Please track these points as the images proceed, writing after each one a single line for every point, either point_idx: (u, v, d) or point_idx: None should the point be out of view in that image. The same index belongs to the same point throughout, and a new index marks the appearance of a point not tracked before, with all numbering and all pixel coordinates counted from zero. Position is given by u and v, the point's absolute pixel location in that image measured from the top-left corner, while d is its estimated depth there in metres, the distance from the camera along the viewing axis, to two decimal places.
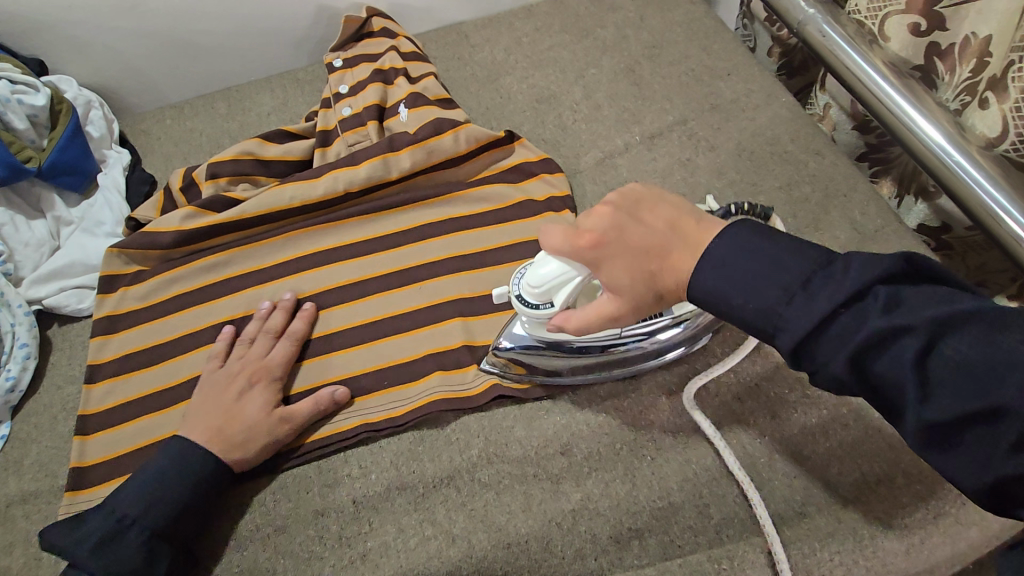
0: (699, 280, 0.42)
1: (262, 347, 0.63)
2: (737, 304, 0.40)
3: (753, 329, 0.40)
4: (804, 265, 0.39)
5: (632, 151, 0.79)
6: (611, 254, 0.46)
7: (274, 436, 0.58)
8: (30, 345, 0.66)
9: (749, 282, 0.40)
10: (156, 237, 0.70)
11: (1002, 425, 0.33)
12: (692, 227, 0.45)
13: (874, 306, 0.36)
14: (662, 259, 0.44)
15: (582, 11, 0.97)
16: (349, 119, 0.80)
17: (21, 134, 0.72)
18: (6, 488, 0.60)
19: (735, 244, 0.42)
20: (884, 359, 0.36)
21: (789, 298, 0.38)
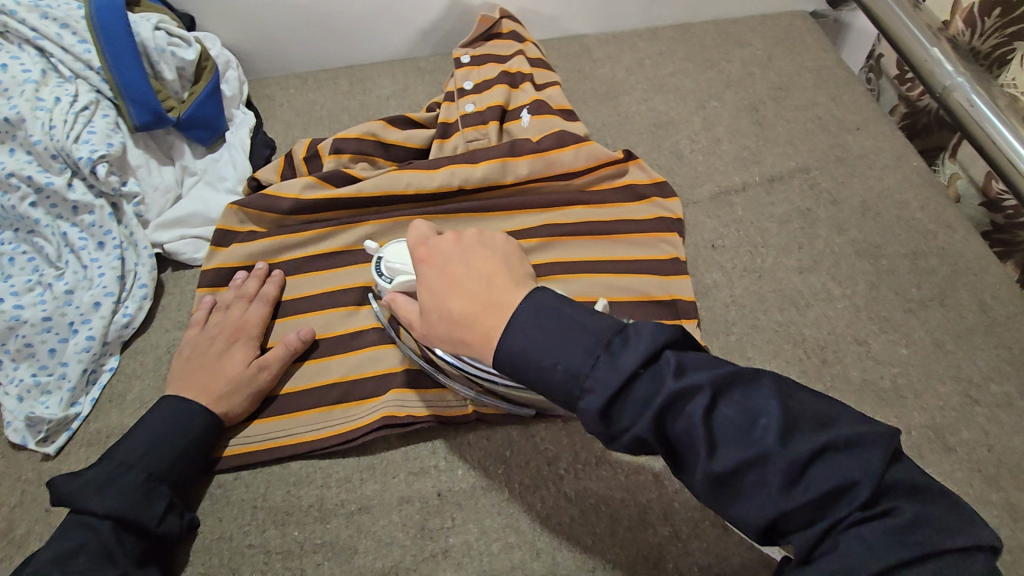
0: (506, 342, 0.42)
1: (237, 303, 0.66)
2: (546, 367, 0.40)
3: (561, 399, 0.40)
4: (602, 329, 0.40)
5: (750, 191, 0.77)
6: (437, 275, 0.48)
7: (255, 387, 0.60)
8: (148, 287, 0.68)
9: (555, 344, 0.40)
10: (274, 201, 0.71)
11: (768, 470, 0.36)
12: (505, 286, 0.45)
13: (672, 373, 0.39)
14: (466, 302, 0.45)
15: (708, 42, 0.96)
16: (471, 115, 0.80)
17: (168, 84, 0.75)
18: (109, 419, 0.62)
19: (532, 303, 0.43)
20: (682, 421, 0.38)
21: (592, 368, 0.39)
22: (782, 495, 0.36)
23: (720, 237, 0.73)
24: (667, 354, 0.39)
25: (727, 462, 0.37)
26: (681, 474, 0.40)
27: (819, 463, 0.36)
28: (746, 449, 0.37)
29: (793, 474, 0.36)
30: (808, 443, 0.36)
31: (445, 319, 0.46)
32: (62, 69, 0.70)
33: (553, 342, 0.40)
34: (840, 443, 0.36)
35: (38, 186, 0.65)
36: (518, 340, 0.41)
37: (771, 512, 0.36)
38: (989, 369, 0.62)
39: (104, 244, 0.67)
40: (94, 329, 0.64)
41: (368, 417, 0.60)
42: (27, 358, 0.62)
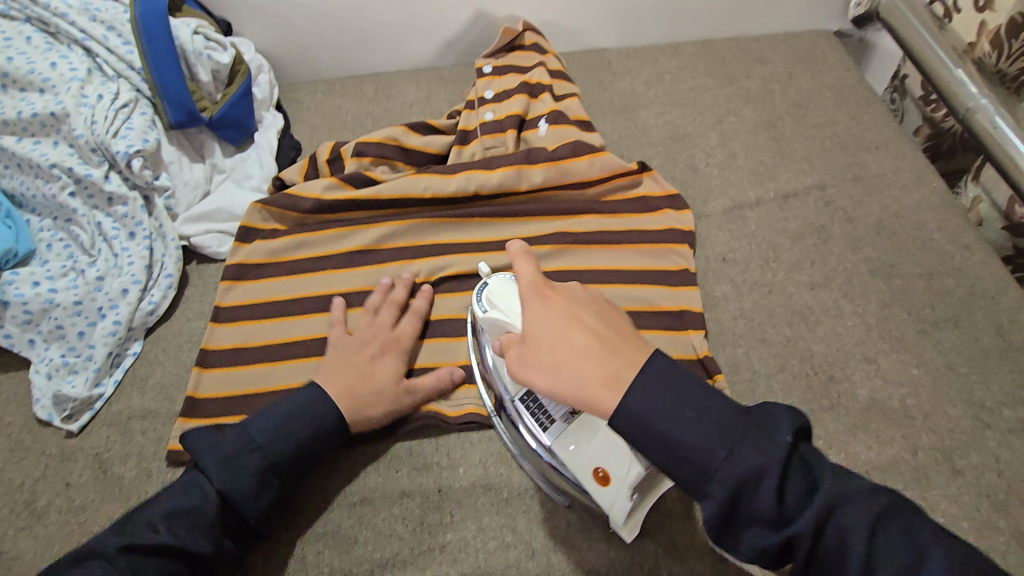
0: (633, 402, 0.40)
1: (394, 318, 0.65)
2: (683, 438, 0.39)
3: (686, 470, 0.39)
4: (723, 408, 0.40)
5: (764, 206, 0.77)
6: (557, 310, 0.45)
7: (397, 407, 0.59)
8: (173, 277, 0.71)
9: (677, 407, 0.40)
10: (296, 200, 0.74)
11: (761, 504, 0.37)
12: (630, 343, 0.43)
13: (742, 440, 0.38)
14: (589, 343, 0.43)
15: (728, 58, 0.97)
16: (490, 123, 0.82)
17: (203, 85, 0.79)
18: (130, 401, 0.65)
19: (664, 373, 0.41)
20: (718, 482, 0.37)
21: (727, 452, 0.38)
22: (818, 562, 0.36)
23: (731, 250, 0.74)
24: (792, 442, 0.38)
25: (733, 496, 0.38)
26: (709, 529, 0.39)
27: (830, 522, 0.36)
28: (738, 484, 0.37)
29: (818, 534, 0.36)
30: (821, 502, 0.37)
31: (554, 350, 0.44)
32: (106, 69, 0.74)
33: (682, 405, 0.40)
34: (860, 512, 0.36)
35: (78, 178, 0.69)
36: (645, 401, 0.40)
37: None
38: (1003, 395, 0.60)
39: (135, 235, 0.70)
40: (121, 314, 0.67)
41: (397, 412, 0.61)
42: (57, 338, 0.66)
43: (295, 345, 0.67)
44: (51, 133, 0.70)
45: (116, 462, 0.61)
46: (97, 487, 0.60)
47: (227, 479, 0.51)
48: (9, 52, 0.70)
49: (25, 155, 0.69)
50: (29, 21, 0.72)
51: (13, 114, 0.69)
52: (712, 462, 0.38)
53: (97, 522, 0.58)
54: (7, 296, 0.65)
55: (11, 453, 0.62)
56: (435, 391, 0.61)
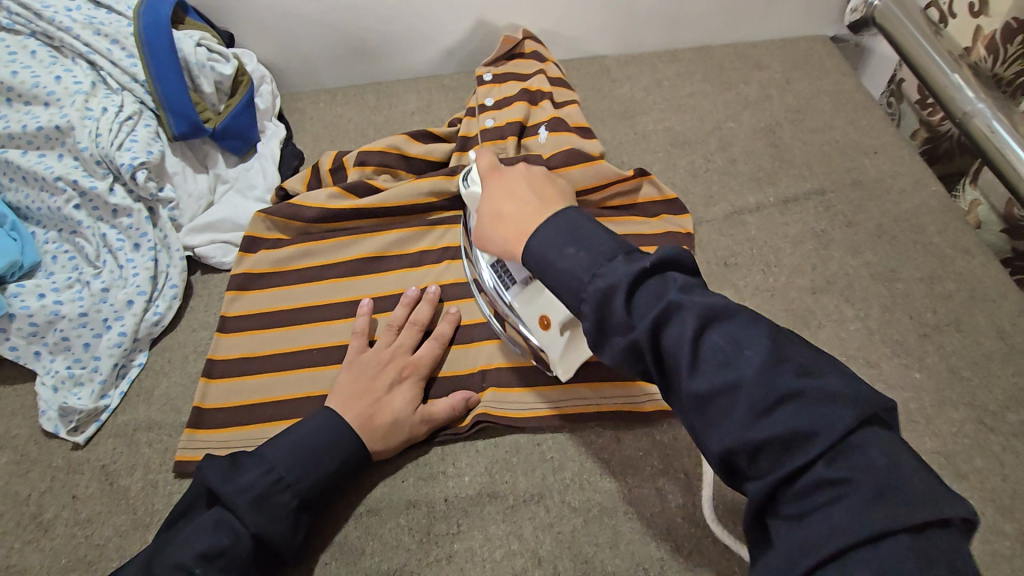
0: (535, 242, 0.46)
1: (412, 342, 0.64)
2: (566, 262, 0.44)
3: (570, 290, 0.43)
4: (621, 245, 0.44)
5: (764, 212, 0.78)
6: (498, 186, 0.56)
7: (411, 436, 0.59)
8: (178, 287, 0.72)
9: (581, 238, 0.44)
10: (300, 210, 0.75)
11: (740, 395, 0.36)
12: (553, 200, 0.52)
13: (670, 288, 0.40)
14: (512, 207, 0.53)
15: (727, 64, 0.98)
16: (490, 130, 0.83)
17: (206, 96, 0.79)
18: (136, 412, 0.65)
19: (568, 216, 0.46)
20: (670, 335, 0.39)
21: (595, 275, 0.42)
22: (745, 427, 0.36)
23: (733, 255, 0.74)
24: (650, 268, 0.41)
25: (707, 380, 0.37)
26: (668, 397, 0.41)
27: (786, 405, 0.35)
28: (701, 383, 0.38)
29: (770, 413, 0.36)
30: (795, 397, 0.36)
31: (493, 219, 0.54)
32: (110, 81, 0.74)
33: (571, 242, 0.44)
34: (824, 417, 0.35)
35: (83, 190, 0.70)
36: (546, 240, 0.45)
37: (730, 440, 0.37)
38: (1005, 398, 0.61)
39: (140, 246, 0.71)
40: (126, 326, 0.67)
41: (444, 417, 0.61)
42: (63, 350, 0.66)
43: (301, 354, 0.67)
44: (56, 146, 0.70)
45: (123, 473, 0.61)
46: (104, 499, 0.60)
47: (262, 521, 0.50)
48: (14, 66, 0.70)
49: (30, 169, 0.69)
50: (34, 35, 0.73)
51: (18, 128, 0.69)
52: (584, 284, 0.42)
53: (104, 534, 0.58)
54: (12, 308, 0.65)
55: (17, 465, 0.62)
56: (450, 417, 0.61)
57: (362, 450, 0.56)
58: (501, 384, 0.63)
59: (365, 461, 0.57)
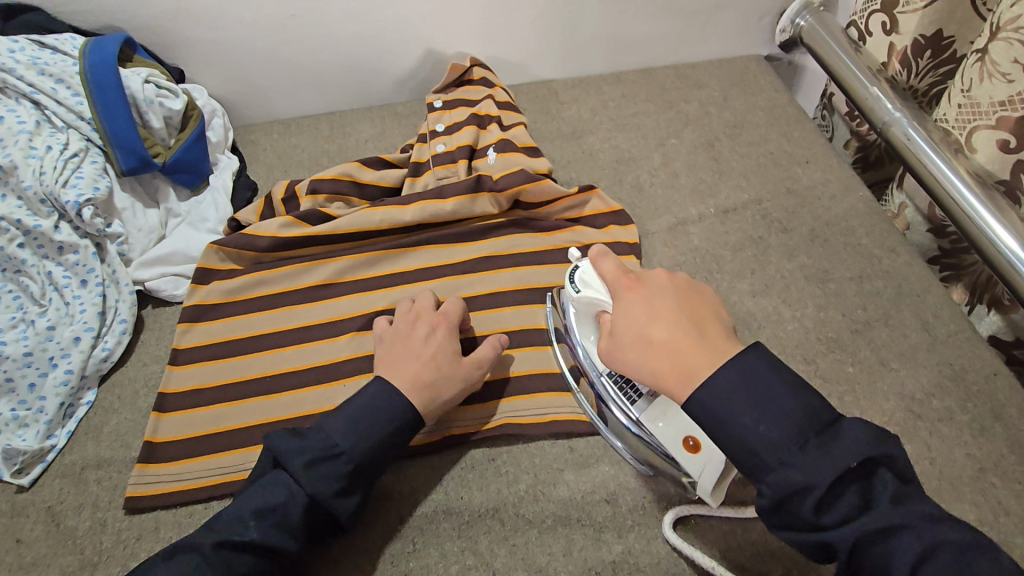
0: (704, 397, 0.42)
1: (434, 304, 0.67)
2: (746, 425, 0.41)
3: (743, 459, 0.41)
4: (789, 409, 0.41)
5: (706, 222, 0.81)
6: (642, 302, 0.48)
7: (467, 381, 0.61)
8: (127, 322, 0.71)
9: (762, 401, 0.41)
10: (252, 239, 0.75)
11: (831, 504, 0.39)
12: (717, 334, 0.45)
13: (786, 406, 0.41)
14: (672, 336, 0.45)
15: (668, 85, 1.03)
16: (441, 154, 0.85)
17: (155, 131, 0.80)
18: (84, 450, 0.64)
19: (753, 362, 0.42)
20: (770, 477, 0.40)
21: (781, 460, 0.40)
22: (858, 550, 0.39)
23: (676, 264, 0.77)
24: (824, 436, 0.40)
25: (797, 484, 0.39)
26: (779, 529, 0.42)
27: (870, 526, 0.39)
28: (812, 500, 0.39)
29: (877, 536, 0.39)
30: (907, 534, 0.39)
31: (637, 345, 0.46)
32: (55, 120, 0.75)
33: (755, 407, 0.41)
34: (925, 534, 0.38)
35: (26, 229, 0.69)
36: (716, 398, 0.42)
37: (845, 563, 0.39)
38: (932, 387, 0.64)
39: (87, 282, 0.70)
40: (73, 363, 0.66)
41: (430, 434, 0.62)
42: (7, 393, 0.65)
43: (255, 381, 0.67)
44: None
45: (69, 514, 0.60)
46: (49, 541, 0.58)
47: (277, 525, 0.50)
48: None
49: None
50: None
51: None
52: (769, 467, 0.40)
53: None
54: None
55: None
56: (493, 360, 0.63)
57: (415, 406, 0.57)
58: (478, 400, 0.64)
59: (429, 418, 0.58)
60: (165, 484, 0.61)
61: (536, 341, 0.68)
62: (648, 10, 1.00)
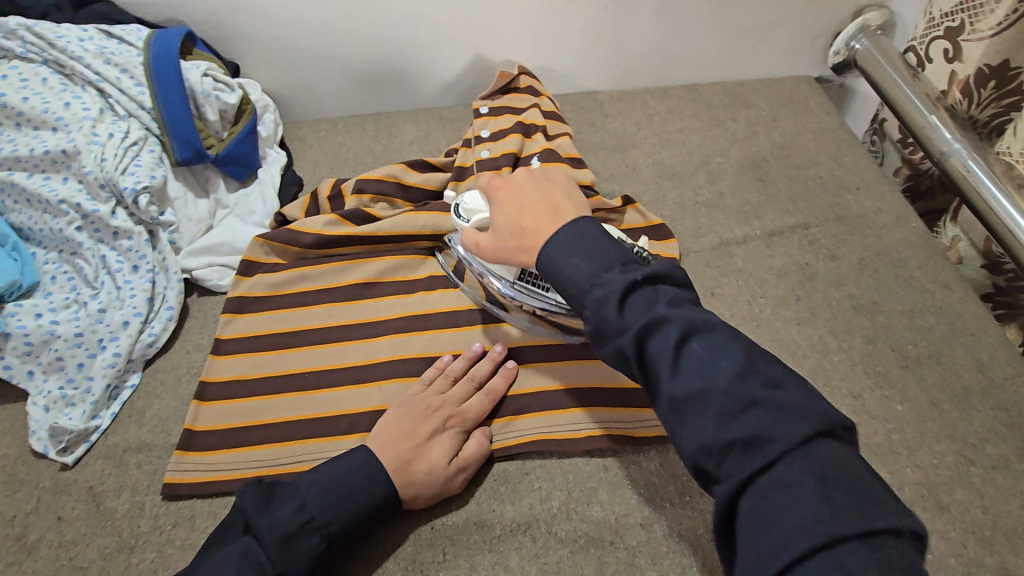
0: (549, 248, 0.51)
1: (464, 395, 0.63)
2: (569, 272, 0.49)
3: (574, 294, 0.49)
4: (613, 259, 0.49)
5: (751, 244, 0.79)
6: (506, 194, 0.58)
7: (446, 487, 0.58)
8: (174, 309, 0.73)
9: (576, 247, 0.50)
10: (298, 235, 0.76)
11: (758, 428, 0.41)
12: (563, 209, 0.55)
13: (660, 302, 0.46)
14: (532, 218, 0.55)
15: (716, 102, 1.02)
16: (486, 161, 0.85)
17: (210, 124, 0.82)
18: (126, 433, 0.65)
19: (585, 225, 0.51)
20: (656, 342, 0.45)
21: (591, 285, 0.48)
22: (720, 426, 0.41)
23: (719, 286, 0.75)
24: (640, 281, 0.47)
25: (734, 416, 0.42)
26: (654, 403, 0.47)
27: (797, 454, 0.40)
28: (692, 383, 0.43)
29: (732, 408, 0.41)
30: (749, 391, 0.42)
31: (513, 235, 0.56)
32: (118, 108, 0.77)
33: (577, 253, 0.49)
34: (764, 402, 0.41)
35: (85, 213, 0.71)
36: (559, 247, 0.50)
37: (707, 438, 0.42)
38: (985, 431, 0.62)
39: (138, 268, 0.72)
40: (120, 346, 0.68)
41: None
42: (57, 370, 0.66)
43: (293, 376, 0.68)
44: (61, 169, 0.72)
45: (109, 495, 0.61)
46: (89, 521, 0.59)
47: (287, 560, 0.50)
48: (26, 93, 0.73)
49: (35, 191, 0.71)
50: (46, 63, 0.75)
51: (25, 151, 0.71)
52: (584, 292, 0.48)
53: (87, 557, 0.57)
54: (8, 327, 0.66)
55: (4, 486, 0.62)
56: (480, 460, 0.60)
57: (396, 493, 0.55)
58: (507, 413, 0.64)
59: (395, 507, 0.56)
60: (201, 474, 0.61)
61: (574, 355, 0.68)
62: (698, 26, 0.99)
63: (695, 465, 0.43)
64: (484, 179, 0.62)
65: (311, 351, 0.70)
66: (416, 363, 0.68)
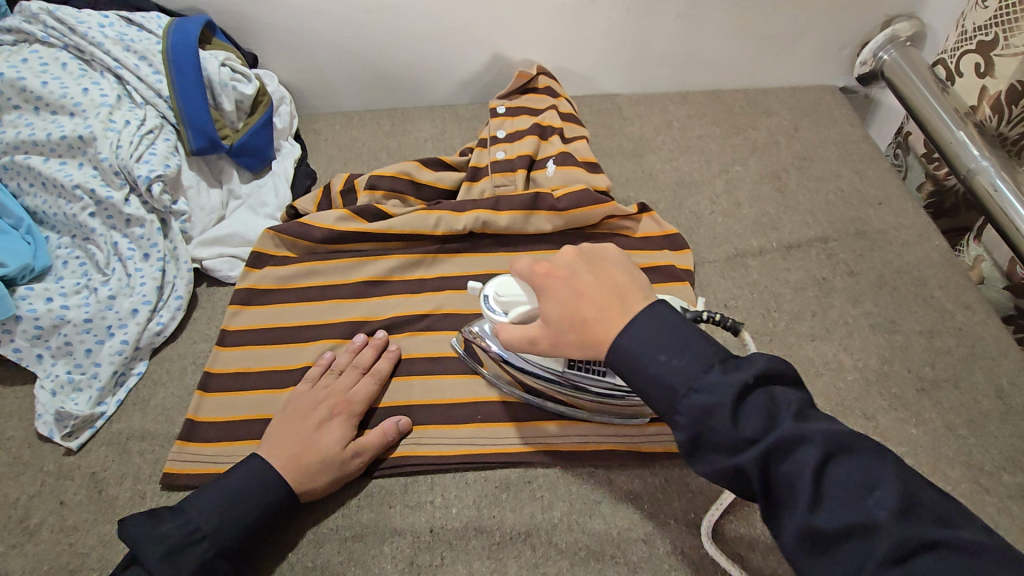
0: (624, 340, 0.44)
1: (352, 382, 0.63)
2: (652, 370, 0.43)
3: (662, 398, 0.42)
4: (707, 355, 0.42)
5: (767, 256, 0.78)
6: (561, 285, 0.49)
7: (342, 474, 0.58)
8: (183, 298, 0.73)
9: (672, 341, 0.43)
10: (308, 230, 0.76)
11: (876, 535, 0.36)
12: (634, 298, 0.47)
13: (784, 416, 0.40)
14: (594, 310, 0.47)
15: (737, 109, 1.00)
16: (501, 162, 0.84)
17: (226, 114, 0.82)
18: (131, 421, 0.65)
19: (664, 314, 0.44)
20: (785, 467, 0.39)
21: (688, 389, 0.41)
22: (887, 573, 0.35)
23: (732, 297, 0.74)
24: (751, 384, 0.41)
25: (832, 518, 0.37)
26: (768, 524, 0.40)
27: (928, 553, 0.35)
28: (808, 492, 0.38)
29: (904, 551, 0.35)
30: (920, 529, 0.36)
31: (573, 329, 0.48)
32: (135, 96, 0.77)
33: (662, 348, 0.43)
34: (946, 542, 0.35)
35: (99, 199, 0.71)
36: (633, 341, 0.44)
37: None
38: (1003, 459, 0.60)
39: (149, 256, 0.72)
40: (128, 334, 0.68)
41: (454, 451, 0.61)
42: (65, 355, 0.67)
43: (297, 370, 0.67)
44: (77, 155, 0.72)
45: (111, 482, 0.61)
46: (90, 507, 0.59)
47: None
48: (45, 77, 0.73)
49: (50, 176, 0.71)
50: (66, 48, 0.76)
51: (42, 136, 0.71)
52: (679, 396, 0.42)
53: (87, 543, 0.57)
54: (19, 310, 0.66)
55: (8, 468, 0.62)
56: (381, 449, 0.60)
57: (291, 489, 0.56)
58: (510, 418, 0.63)
59: (295, 502, 0.56)
60: (202, 465, 0.61)
61: None
62: (722, 31, 0.97)
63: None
64: (525, 261, 0.53)
65: (315, 347, 0.69)
66: (422, 362, 0.67)
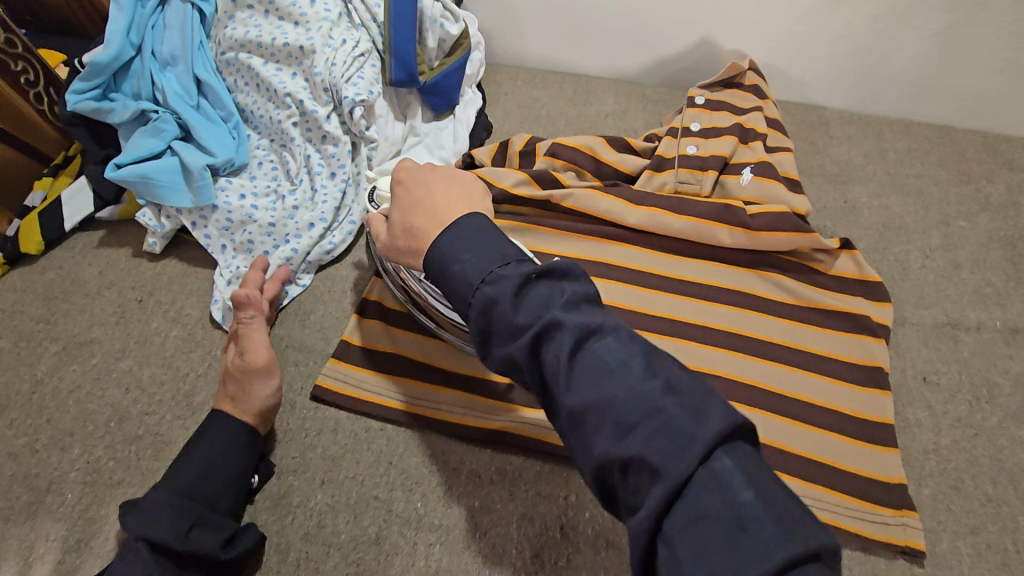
0: (440, 241, 0.40)
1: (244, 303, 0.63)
2: (455, 271, 0.38)
3: (458, 296, 0.38)
4: (505, 253, 0.38)
5: (984, 334, 0.67)
6: (411, 199, 0.48)
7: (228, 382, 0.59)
8: (356, 225, 0.74)
9: (478, 246, 0.39)
10: (485, 185, 0.73)
11: (608, 412, 0.32)
12: (457, 208, 0.46)
13: (554, 302, 0.35)
14: (422, 219, 0.46)
15: (971, 154, 0.86)
16: (691, 158, 0.77)
17: (427, 51, 0.81)
18: (292, 329, 0.68)
19: (475, 223, 0.40)
20: (550, 350, 0.34)
21: (479, 282, 0.37)
22: (615, 440, 0.31)
23: (935, 371, 0.64)
24: (532, 275, 0.37)
25: (580, 398, 0.32)
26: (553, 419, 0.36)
27: (643, 423, 0.30)
28: (578, 393, 0.33)
29: (630, 418, 0.31)
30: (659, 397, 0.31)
31: (405, 235, 0.47)
32: (354, 16, 0.77)
33: (467, 248, 0.39)
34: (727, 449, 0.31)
35: (304, 111, 0.73)
36: (449, 241, 0.39)
37: (604, 453, 0.31)
38: None
39: (335, 176, 0.73)
40: (303, 247, 0.70)
41: None
42: (245, 251, 0.70)
43: None
44: (293, 64, 0.74)
45: None
46: None
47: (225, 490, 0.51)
48: None
49: (267, 79, 0.73)
50: None
51: (267, 39, 0.73)
52: (470, 289, 0.37)
53: None
54: (218, 200, 0.70)
55: (183, 343, 0.67)
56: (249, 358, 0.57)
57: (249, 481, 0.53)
58: None
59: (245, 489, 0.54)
60: (351, 388, 0.61)
61: (744, 401, 0.60)
62: (982, 62, 0.82)
63: (600, 481, 0.32)
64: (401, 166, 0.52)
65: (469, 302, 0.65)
66: None
